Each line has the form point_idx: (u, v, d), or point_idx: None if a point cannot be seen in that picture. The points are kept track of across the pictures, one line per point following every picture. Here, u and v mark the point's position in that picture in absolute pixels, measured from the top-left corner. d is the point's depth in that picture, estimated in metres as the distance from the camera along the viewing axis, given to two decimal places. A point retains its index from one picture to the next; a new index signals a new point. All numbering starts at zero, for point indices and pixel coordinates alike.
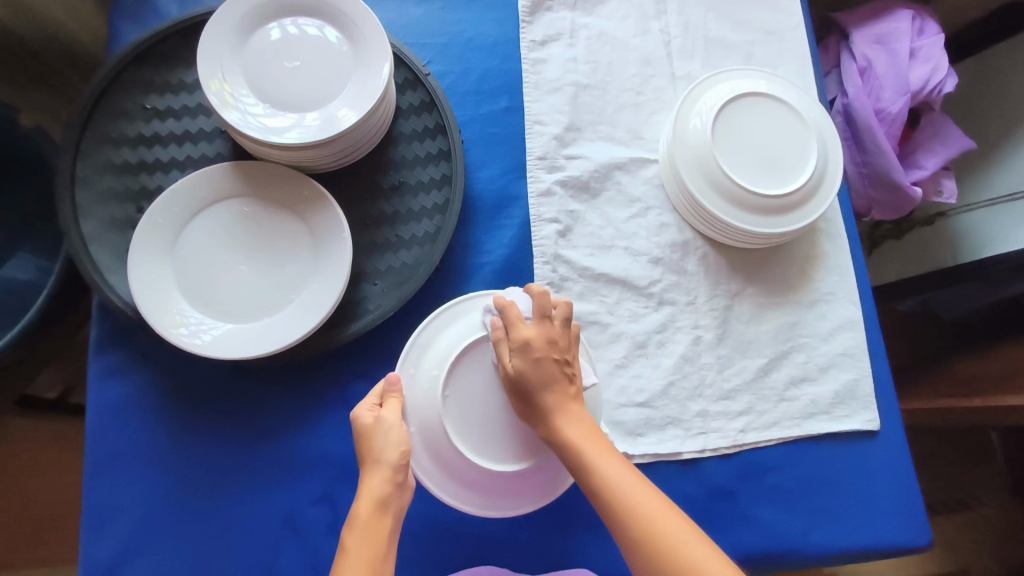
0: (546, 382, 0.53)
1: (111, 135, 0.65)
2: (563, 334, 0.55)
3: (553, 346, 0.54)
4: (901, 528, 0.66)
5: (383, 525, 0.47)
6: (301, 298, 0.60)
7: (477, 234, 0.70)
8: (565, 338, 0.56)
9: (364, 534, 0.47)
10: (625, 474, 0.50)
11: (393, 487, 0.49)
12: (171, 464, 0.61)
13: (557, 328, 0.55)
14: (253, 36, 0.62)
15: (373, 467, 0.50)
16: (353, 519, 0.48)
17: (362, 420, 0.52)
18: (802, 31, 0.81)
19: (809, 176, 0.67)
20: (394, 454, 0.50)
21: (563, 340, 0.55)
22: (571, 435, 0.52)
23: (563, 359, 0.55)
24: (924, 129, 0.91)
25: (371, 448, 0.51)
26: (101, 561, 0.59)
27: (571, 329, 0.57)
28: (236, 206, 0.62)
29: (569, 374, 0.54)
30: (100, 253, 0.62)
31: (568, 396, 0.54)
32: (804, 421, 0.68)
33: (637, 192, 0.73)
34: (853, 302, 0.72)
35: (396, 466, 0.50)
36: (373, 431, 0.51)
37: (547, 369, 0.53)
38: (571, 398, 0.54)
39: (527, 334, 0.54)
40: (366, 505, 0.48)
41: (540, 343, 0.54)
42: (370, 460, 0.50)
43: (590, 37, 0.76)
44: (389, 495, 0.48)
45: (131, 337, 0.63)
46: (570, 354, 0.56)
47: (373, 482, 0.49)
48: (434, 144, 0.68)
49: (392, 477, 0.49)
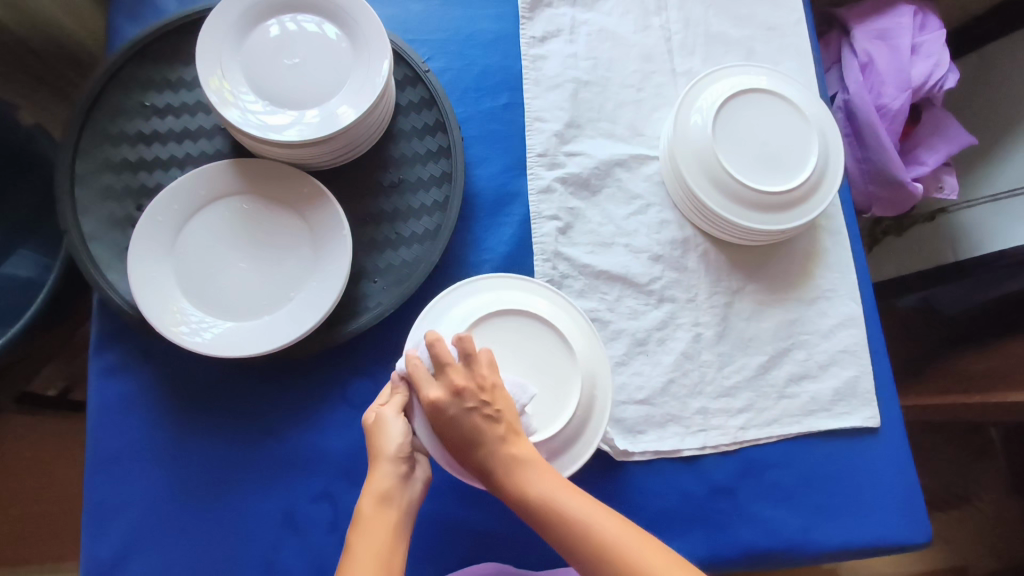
0: (465, 442, 0.49)
1: (110, 133, 0.65)
2: (467, 377, 0.50)
3: (460, 397, 0.49)
4: (901, 525, 0.66)
5: (387, 519, 0.48)
6: (301, 296, 0.60)
7: (477, 231, 0.70)
8: (473, 380, 0.50)
9: (369, 530, 0.47)
10: (562, 487, 0.48)
11: (396, 480, 0.49)
12: (170, 461, 0.61)
13: (457, 373, 0.50)
14: (252, 34, 0.62)
15: (376, 463, 0.50)
16: (358, 515, 0.48)
17: (367, 418, 0.52)
18: (803, 27, 0.81)
19: (810, 173, 0.67)
20: (394, 445, 0.50)
21: (470, 384, 0.50)
22: (551, 491, 0.48)
23: (478, 405, 0.49)
24: (926, 124, 0.91)
25: (373, 443, 0.51)
26: (102, 558, 0.59)
27: (485, 365, 0.51)
28: (236, 203, 0.62)
29: (490, 417, 0.49)
30: (100, 252, 0.62)
31: (502, 440, 0.49)
32: (804, 418, 0.68)
33: (637, 189, 0.72)
34: (854, 299, 0.72)
35: (397, 457, 0.50)
36: (374, 428, 0.51)
37: (465, 426, 0.49)
38: (504, 442, 0.49)
39: (431, 395, 0.50)
40: (370, 500, 0.48)
41: (445, 402, 0.49)
42: (374, 457, 0.50)
43: (590, 34, 0.76)
44: (391, 489, 0.49)
45: (130, 335, 0.63)
46: (488, 390, 0.50)
47: (376, 477, 0.49)
48: (434, 141, 0.68)
49: (396, 470, 0.49)
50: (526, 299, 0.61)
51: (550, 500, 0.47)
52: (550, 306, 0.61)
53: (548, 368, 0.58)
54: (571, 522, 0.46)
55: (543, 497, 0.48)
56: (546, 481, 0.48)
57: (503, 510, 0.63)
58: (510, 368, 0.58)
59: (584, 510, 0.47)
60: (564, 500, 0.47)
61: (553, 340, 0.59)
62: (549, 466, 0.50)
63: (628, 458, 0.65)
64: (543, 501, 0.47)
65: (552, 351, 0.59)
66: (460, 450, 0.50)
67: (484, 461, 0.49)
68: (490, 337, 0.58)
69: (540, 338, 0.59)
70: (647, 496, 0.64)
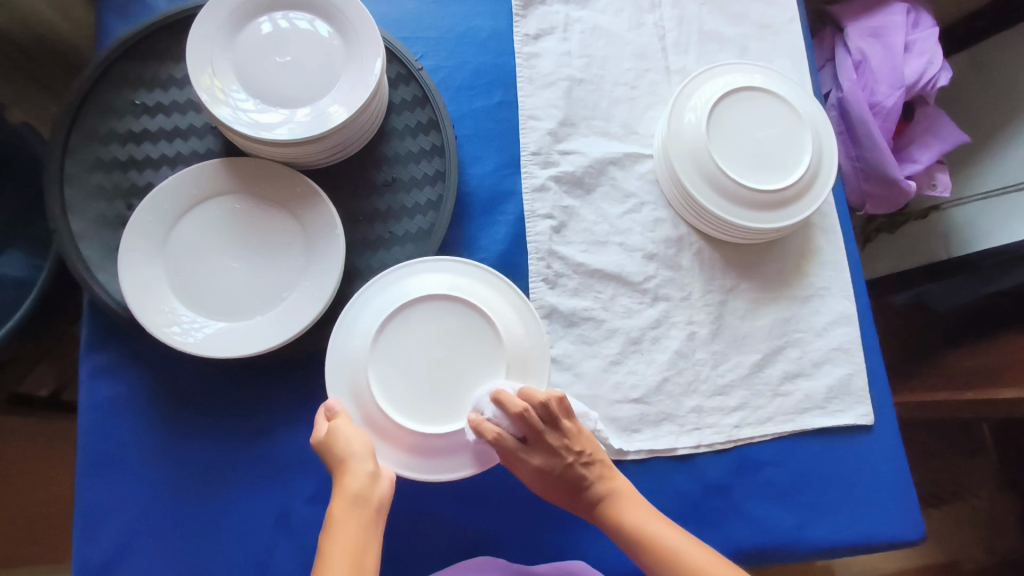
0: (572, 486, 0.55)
1: (100, 131, 0.65)
2: (560, 438, 0.54)
3: (561, 454, 0.54)
4: (895, 523, 0.66)
5: (358, 519, 0.46)
6: (294, 296, 0.60)
7: (472, 230, 0.69)
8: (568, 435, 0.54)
9: (338, 531, 0.45)
10: (637, 503, 0.55)
11: (366, 479, 0.48)
12: (161, 463, 0.61)
13: (553, 438, 0.54)
14: (243, 32, 0.61)
15: (344, 467, 0.49)
16: (330, 519, 0.46)
17: (318, 435, 0.52)
18: (797, 25, 0.81)
19: (803, 171, 0.67)
20: (358, 444, 0.50)
21: (569, 440, 0.54)
22: (644, 525, 0.53)
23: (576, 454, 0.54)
24: (919, 122, 0.91)
25: (336, 448, 0.50)
26: (94, 561, 0.58)
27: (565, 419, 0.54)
28: (224, 203, 0.62)
29: (587, 463, 0.55)
30: (89, 252, 0.62)
31: (600, 477, 0.55)
32: (798, 416, 0.68)
33: (631, 187, 0.72)
34: (847, 297, 0.72)
35: (363, 454, 0.50)
36: (331, 438, 0.51)
37: (570, 476, 0.54)
38: (602, 479, 0.55)
39: (534, 462, 0.54)
40: (342, 501, 0.47)
41: (547, 464, 0.54)
42: (340, 464, 0.50)
43: (584, 31, 0.76)
44: (362, 488, 0.47)
45: (120, 337, 0.63)
46: (577, 441, 0.55)
47: (345, 480, 0.48)
48: (427, 140, 0.68)
49: (363, 469, 0.48)
50: (474, 287, 0.60)
51: (641, 531, 0.52)
52: (500, 297, 0.60)
53: (473, 351, 0.58)
54: (658, 548, 0.51)
55: (635, 529, 0.53)
56: (638, 512, 0.54)
57: (500, 508, 0.63)
58: (432, 358, 0.57)
59: (667, 535, 0.52)
60: (654, 529, 0.52)
61: (474, 317, 0.58)
62: (634, 494, 0.55)
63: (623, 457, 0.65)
64: (634, 531, 0.53)
65: (473, 328, 0.58)
66: (574, 490, 0.55)
67: (584, 497, 0.55)
68: (408, 328, 0.58)
69: (461, 317, 0.58)
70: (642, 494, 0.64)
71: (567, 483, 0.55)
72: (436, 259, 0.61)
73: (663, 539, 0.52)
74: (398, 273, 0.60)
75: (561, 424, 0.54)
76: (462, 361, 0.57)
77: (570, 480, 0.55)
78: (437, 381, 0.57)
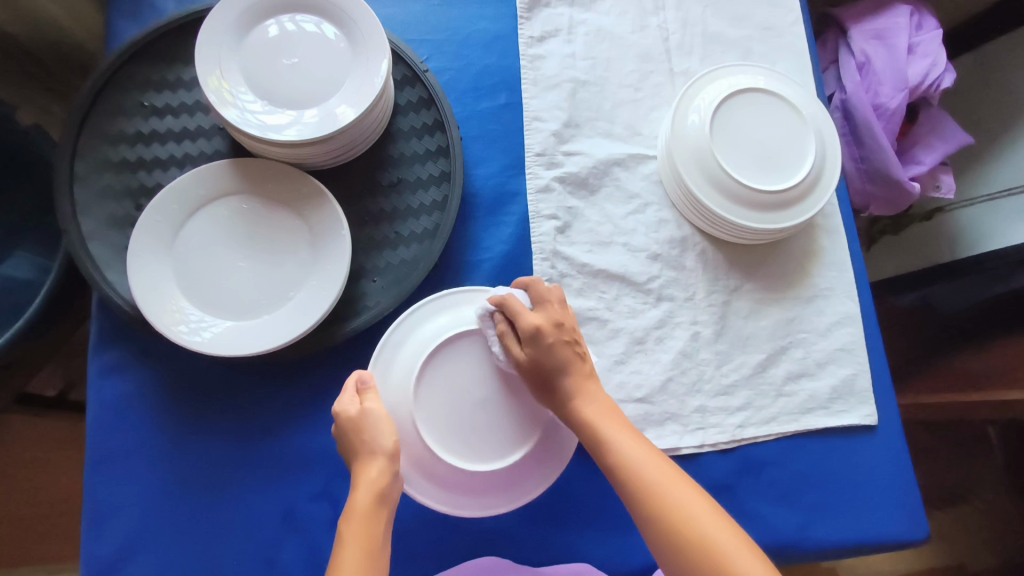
0: (562, 365, 0.54)
1: (109, 133, 0.65)
2: (566, 317, 0.57)
3: (560, 328, 0.56)
4: (900, 524, 0.66)
5: (380, 517, 0.48)
6: (301, 295, 0.60)
7: (477, 230, 0.70)
8: (567, 318, 0.57)
9: (362, 527, 0.47)
10: (608, 411, 0.54)
11: (390, 477, 0.49)
12: (170, 460, 0.61)
13: (560, 312, 0.57)
14: (251, 34, 0.62)
15: (369, 459, 0.50)
16: (350, 511, 0.47)
17: (345, 411, 0.52)
18: (801, 27, 0.81)
19: (806, 172, 0.67)
20: (388, 441, 0.50)
21: (566, 321, 0.57)
22: (609, 434, 0.52)
23: (573, 339, 0.56)
24: (923, 123, 0.91)
25: (363, 436, 0.50)
26: (102, 557, 0.59)
27: (572, 313, 0.59)
28: (233, 203, 0.62)
29: (580, 352, 0.56)
30: (98, 251, 0.62)
31: (586, 375, 0.56)
32: (802, 416, 0.68)
33: (635, 188, 0.73)
34: (851, 297, 0.72)
35: (391, 452, 0.50)
36: (360, 422, 0.51)
37: (563, 353, 0.55)
38: (586, 377, 0.55)
39: (535, 322, 0.55)
40: (365, 496, 0.48)
41: (549, 329, 0.55)
42: (365, 454, 0.50)
43: (588, 33, 0.76)
44: (386, 487, 0.49)
45: (129, 335, 0.64)
46: (578, 334, 0.57)
47: (370, 473, 0.49)
48: (433, 141, 0.69)
49: (388, 466, 0.50)
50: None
51: (607, 440, 0.52)
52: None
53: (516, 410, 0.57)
54: (622, 455, 0.51)
55: (604, 434, 0.52)
56: (610, 418, 0.53)
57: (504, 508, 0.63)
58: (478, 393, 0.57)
59: (633, 448, 0.51)
60: (617, 438, 0.52)
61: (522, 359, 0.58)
62: (610, 402, 0.55)
63: None
64: (604, 435, 0.52)
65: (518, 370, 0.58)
66: (558, 380, 0.55)
67: (567, 387, 0.54)
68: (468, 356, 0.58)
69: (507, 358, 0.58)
70: None
71: (557, 366, 0.54)
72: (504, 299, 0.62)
73: (626, 449, 0.51)
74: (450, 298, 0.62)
75: (563, 306, 0.58)
76: (511, 405, 0.58)
77: (561, 362, 0.54)
78: (475, 422, 0.57)
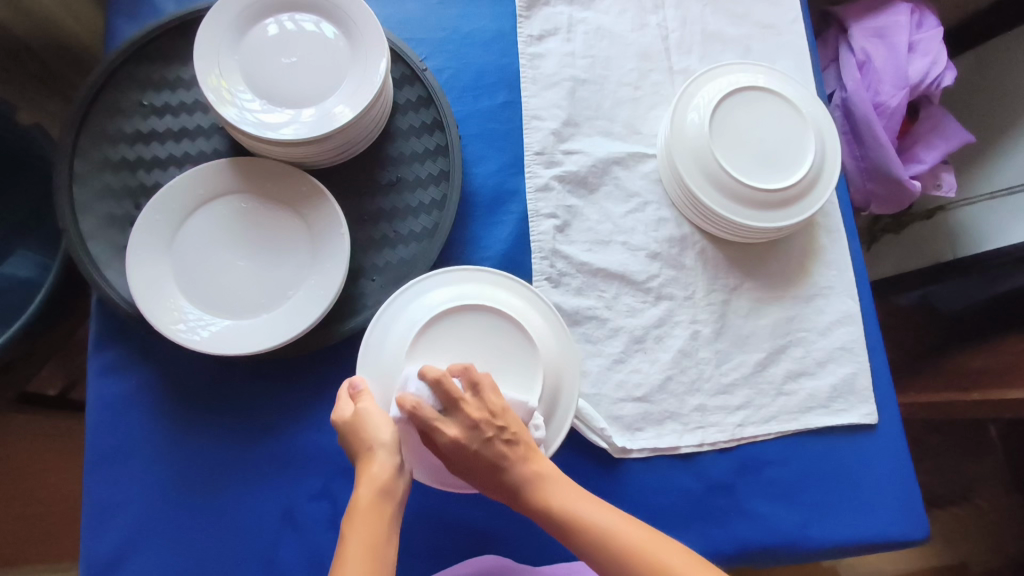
0: (494, 466, 0.49)
1: (108, 132, 0.65)
2: (481, 408, 0.49)
3: (480, 429, 0.49)
4: (900, 524, 0.66)
5: (383, 512, 0.47)
6: (299, 294, 0.60)
7: (476, 229, 0.70)
8: (484, 410, 0.49)
9: (362, 522, 0.46)
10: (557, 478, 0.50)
11: (391, 473, 0.49)
12: (169, 460, 0.61)
13: (473, 406, 0.49)
14: (249, 34, 0.62)
15: (369, 455, 0.49)
16: (353, 507, 0.47)
17: (342, 415, 0.52)
18: (801, 25, 0.81)
19: (806, 170, 0.67)
20: (385, 435, 0.50)
21: (484, 415, 0.49)
22: (560, 504, 0.49)
23: (497, 429, 0.49)
24: (923, 122, 0.91)
25: (360, 437, 0.50)
26: (102, 556, 0.59)
27: (489, 392, 0.50)
28: (232, 201, 0.62)
29: (511, 441, 0.50)
30: (97, 250, 0.62)
31: (523, 460, 0.50)
32: (802, 415, 0.68)
33: (635, 187, 0.73)
34: (851, 296, 0.72)
35: (391, 447, 0.50)
36: (357, 423, 0.51)
37: (487, 454, 0.49)
38: (525, 462, 0.50)
39: (450, 435, 0.49)
40: (367, 492, 0.47)
41: (465, 437, 0.49)
42: (365, 450, 0.50)
43: (588, 32, 0.76)
44: (388, 482, 0.48)
45: (128, 334, 0.64)
46: (501, 415, 0.50)
47: (372, 469, 0.48)
48: (432, 139, 0.69)
49: (390, 460, 0.49)
50: (507, 300, 0.61)
51: (558, 510, 0.49)
52: (532, 311, 0.61)
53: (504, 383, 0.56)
54: (590, 533, 0.48)
55: (559, 512, 0.49)
56: (572, 498, 0.49)
57: (503, 507, 0.63)
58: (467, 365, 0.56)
59: (609, 522, 0.48)
60: (585, 512, 0.48)
61: (516, 335, 0.57)
62: (557, 473, 0.51)
63: (626, 455, 0.65)
64: (569, 521, 0.48)
65: (512, 345, 0.57)
66: (497, 475, 0.49)
67: (506, 483, 0.50)
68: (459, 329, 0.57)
69: (502, 332, 0.58)
70: (646, 493, 0.65)
71: (490, 469, 0.49)
72: (497, 283, 0.62)
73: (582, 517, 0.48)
74: (442, 279, 0.62)
75: (477, 395, 0.50)
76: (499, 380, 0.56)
77: (493, 466, 0.49)
78: None
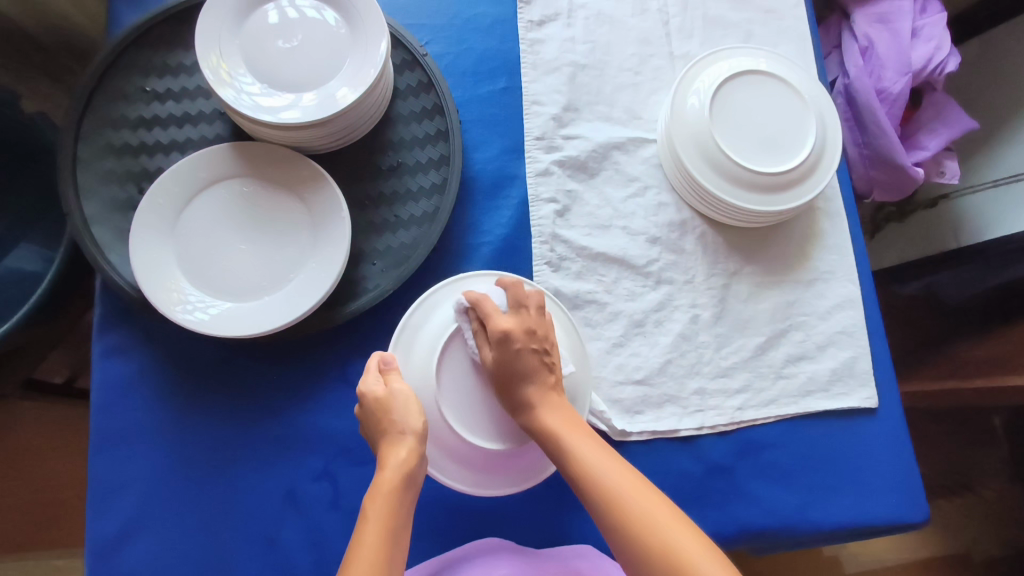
0: (525, 374, 0.52)
1: (111, 117, 0.66)
2: (538, 323, 0.55)
3: (533, 336, 0.54)
4: (898, 507, 0.66)
5: (404, 496, 0.48)
6: (301, 277, 0.60)
7: (476, 214, 0.70)
8: (541, 326, 0.55)
9: (386, 502, 0.47)
10: (573, 420, 0.52)
11: (416, 459, 0.49)
12: (171, 441, 0.62)
13: (534, 317, 0.55)
14: (250, 19, 0.62)
15: (398, 439, 0.50)
16: (376, 487, 0.47)
17: (372, 390, 0.52)
18: (803, 10, 0.80)
19: (807, 154, 0.67)
20: (415, 422, 0.51)
21: (540, 330, 0.55)
22: (568, 441, 0.50)
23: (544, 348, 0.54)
24: (927, 108, 0.90)
25: (390, 416, 0.51)
26: (106, 536, 0.60)
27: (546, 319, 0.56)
28: (236, 186, 0.63)
29: (548, 363, 0.54)
30: (102, 234, 0.63)
31: (549, 386, 0.53)
32: (802, 398, 0.68)
33: (635, 171, 0.73)
34: (852, 280, 0.72)
35: (420, 435, 0.51)
36: (386, 402, 0.51)
37: (524, 360, 0.52)
38: (549, 388, 0.53)
39: (503, 325, 0.53)
40: (392, 474, 0.48)
41: (518, 334, 0.53)
42: (393, 433, 0.50)
43: (588, 17, 0.76)
44: (413, 468, 0.49)
45: (131, 317, 0.64)
46: (549, 342, 0.55)
47: (398, 454, 0.49)
48: (432, 125, 0.69)
49: (417, 447, 0.50)
50: None
51: (564, 446, 0.50)
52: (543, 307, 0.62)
53: None
54: (586, 472, 0.48)
55: (563, 444, 0.50)
56: (576, 434, 0.51)
57: None
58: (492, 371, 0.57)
59: (602, 467, 0.48)
60: (587, 456, 0.49)
61: None
62: (574, 416, 0.53)
63: (626, 438, 0.65)
64: (568, 449, 0.50)
65: None
66: (526, 383, 0.53)
67: (527, 400, 0.53)
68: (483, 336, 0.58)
69: None
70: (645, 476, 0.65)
71: (519, 377, 0.52)
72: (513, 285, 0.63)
73: (586, 459, 0.49)
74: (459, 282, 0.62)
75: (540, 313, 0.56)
76: None
77: (523, 376, 0.52)
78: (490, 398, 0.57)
